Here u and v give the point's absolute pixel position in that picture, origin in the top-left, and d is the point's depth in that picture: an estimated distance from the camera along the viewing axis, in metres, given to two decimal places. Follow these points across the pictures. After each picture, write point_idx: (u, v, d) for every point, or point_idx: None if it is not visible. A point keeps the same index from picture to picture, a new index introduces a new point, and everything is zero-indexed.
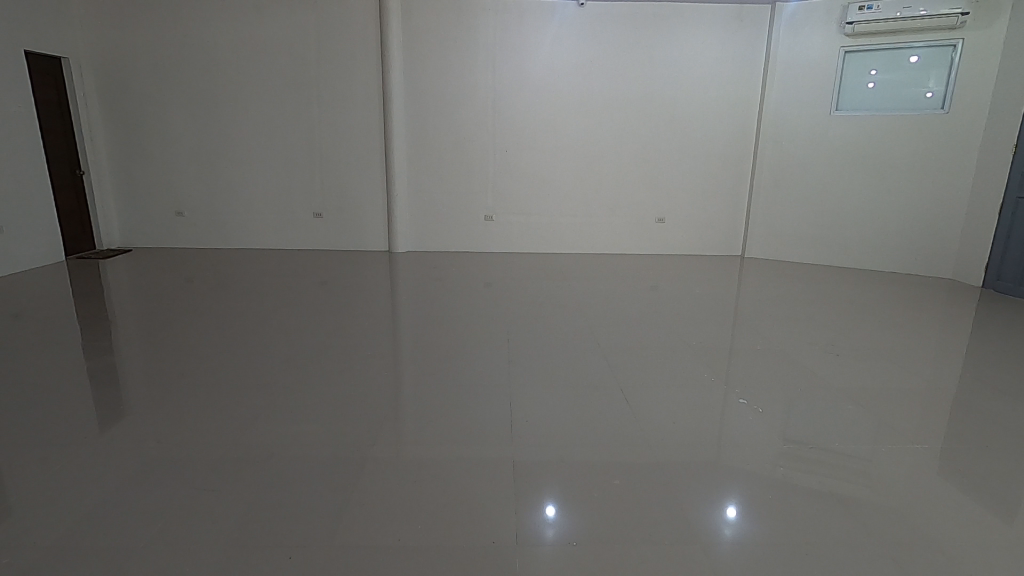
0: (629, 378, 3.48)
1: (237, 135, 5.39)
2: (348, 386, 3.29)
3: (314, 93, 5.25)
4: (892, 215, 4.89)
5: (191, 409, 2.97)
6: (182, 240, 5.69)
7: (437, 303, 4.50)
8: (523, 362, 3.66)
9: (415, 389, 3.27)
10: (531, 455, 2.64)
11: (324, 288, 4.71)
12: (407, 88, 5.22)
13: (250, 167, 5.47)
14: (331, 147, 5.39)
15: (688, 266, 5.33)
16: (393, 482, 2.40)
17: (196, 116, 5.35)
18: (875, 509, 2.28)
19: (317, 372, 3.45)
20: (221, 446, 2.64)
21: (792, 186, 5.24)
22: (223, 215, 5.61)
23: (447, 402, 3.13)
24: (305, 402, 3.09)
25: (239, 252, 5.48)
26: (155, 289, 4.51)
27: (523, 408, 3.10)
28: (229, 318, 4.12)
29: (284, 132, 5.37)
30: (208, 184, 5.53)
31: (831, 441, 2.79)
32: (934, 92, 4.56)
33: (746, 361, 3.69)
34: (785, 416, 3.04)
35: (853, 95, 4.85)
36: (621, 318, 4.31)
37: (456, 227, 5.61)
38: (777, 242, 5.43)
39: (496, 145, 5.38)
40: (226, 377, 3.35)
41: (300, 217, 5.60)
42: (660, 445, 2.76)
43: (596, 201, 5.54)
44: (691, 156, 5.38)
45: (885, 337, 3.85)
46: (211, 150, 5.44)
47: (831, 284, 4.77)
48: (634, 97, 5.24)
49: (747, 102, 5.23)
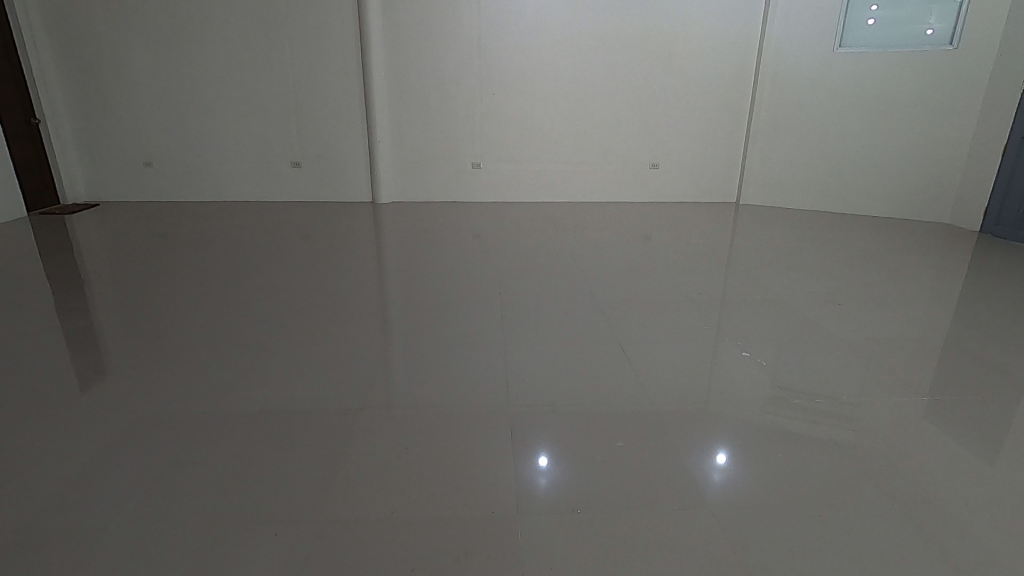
0: (624, 329, 3.42)
1: (204, 79, 5.05)
2: (337, 343, 3.20)
3: (284, 31, 4.89)
4: (891, 158, 4.78)
5: (170, 369, 2.87)
6: (152, 193, 5.43)
7: (424, 255, 4.36)
8: (518, 315, 3.58)
9: (406, 345, 3.19)
10: (525, 407, 2.61)
11: (307, 241, 4.55)
12: (384, 26, 4.88)
13: (221, 115, 5.17)
14: (307, 92, 5.09)
15: (681, 213, 5.23)
16: (384, 438, 2.35)
17: (158, 58, 4.99)
18: (865, 453, 2.30)
19: (303, 329, 3.34)
20: (203, 406, 2.56)
21: (791, 130, 5.07)
22: (195, 166, 5.34)
23: (440, 357, 3.06)
24: (292, 359, 3.00)
25: (215, 205, 5.25)
26: (126, 245, 4.32)
27: (517, 361, 3.04)
28: (207, 275, 3.97)
29: (255, 76, 5.04)
30: (177, 132, 5.22)
31: (825, 387, 2.79)
32: (936, 30, 4.36)
33: (740, 309, 3.64)
34: (779, 364, 3.02)
35: (856, 32, 4.62)
36: (615, 268, 4.22)
37: (443, 177, 5.41)
38: (773, 188, 5.32)
39: (483, 89, 5.11)
40: (205, 335, 3.24)
41: (278, 167, 5.34)
42: (654, 394, 2.74)
43: (588, 146, 5.35)
44: (686, 99, 5.18)
45: (881, 283, 3.82)
46: (175, 96, 5.11)
47: (825, 230, 4.70)
48: (629, 35, 4.97)
49: (746, 40, 4.99)
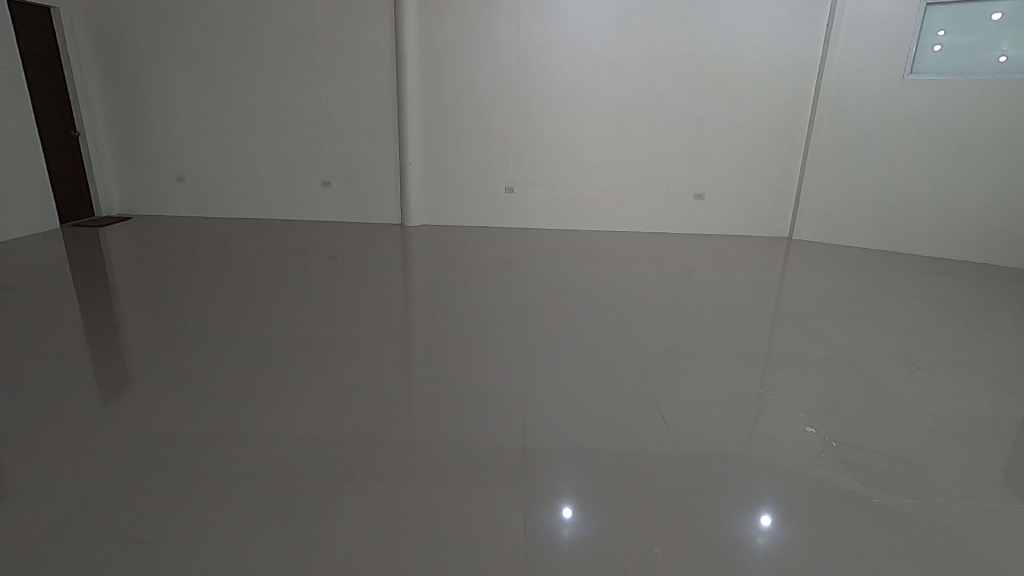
0: (659, 370, 3.16)
1: (241, 95, 5.08)
2: (352, 368, 3.04)
3: (322, 48, 4.88)
4: (961, 195, 4.38)
5: (174, 386, 2.76)
6: (184, 208, 5.47)
7: (452, 281, 4.20)
8: (546, 349, 3.36)
9: (425, 373, 3.01)
10: (545, 450, 2.37)
11: (334, 261, 4.46)
12: (421, 45, 4.82)
13: (257, 131, 5.18)
14: (342, 110, 5.06)
15: (726, 247, 4.93)
16: (389, 474, 2.16)
17: (197, 74, 5.05)
18: (938, 529, 1.98)
19: (321, 352, 3.21)
20: (204, 426, 2.42)
21: (851, 161, 4.74)
22: (228, 182, 5.36)
23: (458, 389, 2.85)
24: (302, 383, 2.85)
25: (245, 222, 5.25)
26: (154, 259, 4.31)
27: (540, 398, 2.81)
28: (228, 292, 3.91)
29: (291, 93, 5.04)
30: (211, 148, 5.26)
31: (887, 448, 2.47)
32: (1009, 57, 4.04)
33: (785, 355, 3.34)
34: (833, 419, 2.70)
35: (931, 56, 4.28)
36: (652, 303, 3.97)
37: (476, 201, 5.27)
38: (830, 224, 4.97)
39: (520, 110, 4.97)
40: (218, 353, 3.14)
41: (309, 186, 5.31)
42: (688, 444, 2.46)
43: (628, 173, 5.12)
44: (734, 125, 4.91)
45: (953, 333, 3.44)
46: (211, 112, 5.16)
47: (884, 272, 4.33)
48: (676, 57, 4.76)
49: (803, 63, 4.70)
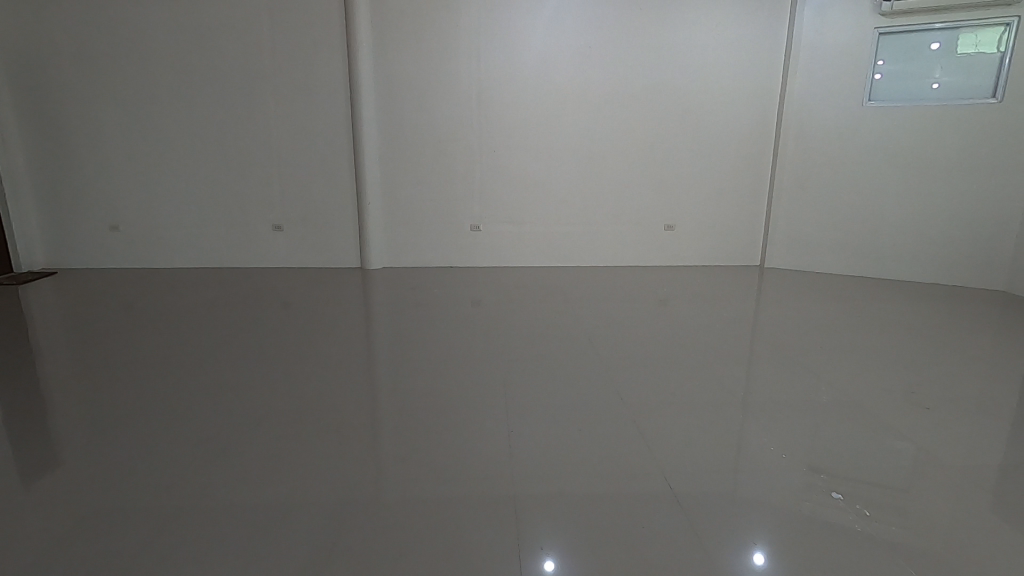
0: (646, 410, 2.99)
1: (183, 137, 4.79)
2: (314, 431, 2.74)
3: (269, 86, 4.67)
4: (918, 216, 4.50)
5: (103, 470, 2.40)
6: (119, 259, 5.06)
7: (419, 326, 3.96)
8: (527, 394, 3.14)
9: (398, 431, 2.74)
10: (534, 516, 2.16)
11: (290, 310, 4.16)
12: (376, 81, 4.66)
13: (202, 175, 4.87)
14: (292, 150, 4.82)
15: (698, 277, 4.88)
16: (361, 562, 1.90)
17: (135, 117, 4.75)
18: (948, 568, 1.88)
19: (278, 411, 2.92)
20: (143, 520, 2.12)
21: (814, 188, 4.81)
22: (171, 230, 5.00)
23: (435, 448, 2.60)
24: (256, 455, 2.54)
25: (190, 272, 4.89)
26: (85, 318, 3.91)
27: (524, 452, 2.58)
28: (168, 347, 3.57)
29: (237, 134, 4.78)
30: (149, 193, 4.92)
31: (889, 480, 2.36)
32: (940, 84, 4.26)
33: (766, 383, 3.26)
34: (830, 452, 2.58)
35: (888, 85, 4.42)
36: (630, 339, 3.82)
37: (440, 240, 5.08)
38: (800, 251, 5.00)
39: (483, 146, 4.86)
40: (156, 424, 2.78)
41: (259, 231, 5.00)
42: (685, 494, 2.29)
43: (598, 207, 5.05)
44: (699, 155, 4.92)
45: (931, 357, 3.43)
46: (147, 156, 4.83)
47: (854, 297, 4.36)
48: (638, 88, 4.76)
49: (761, 93, 4.78)
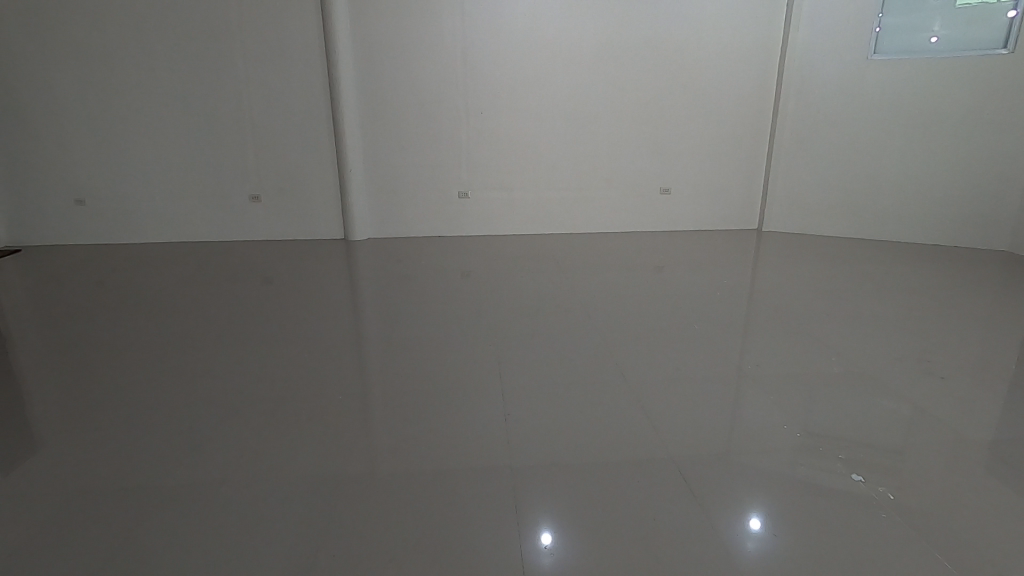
0: (641, 378, 2.91)
1: (149, 103, 4.51)
2: (299, 409, 2.63)
3: (236, 46, 4.38)
4: (916, 174, 4.42)
5: (75, 461, 2.28)
6: (85, 234, 4.80)
7: (407, 297, 3.84)
8: (519, 365, 3.05)
9: (387, 407, 2.64)
10: (532, 489, 2.09)
11: (272, 284, 4.01)
12: (353, 40, 4.39)
13: (172, 143, 4.61)
14: (266, 115, 4.57)
15: (693, 243, 4.77)
16: (357, 543, 1.84)
17: (93, 81, 4.43)
18: (952, 531, 1.85)
19: (259, 389, 2.81)
20: (122, 510, 2.02)
21: (813, 146, 4.68)
22: (142, 203, 4.76)
23: (425, 423, 2.51)
24: (239, 437, 2.43)
25: (163, 247, 4.68)
26: (53, 298, 3.70)
27: (518, 425, 2.50)
28: (139, 327, 3.41)
29: (205, 98, 4.51)
30: (113, 164, 4.64)
31: (892, 442, 2.33)
32: (939, 38, 4.11)
33: (763, 349, 3.19)
34: (831, 416, 2.53)
35: (895, 37, 4.24)
36: (623, 306, 3.73)
37: (428, 209, 4.91)
38: (798, 213, 4.90)
39: (469, 108, 4.64)
40: (130, 408, 2.64)
41: (234, 202, 4.79)
42: (686, 463, 2.22)
43: (591, 170, 4.89)
44: (694, 114, 4.75)
45: (926, 317, 3.41)
46: (108, 124, 4.54)
47: (851, 259, 4.29)
48: (631, 43, 4.54)
49: (760, 47, 4.58)
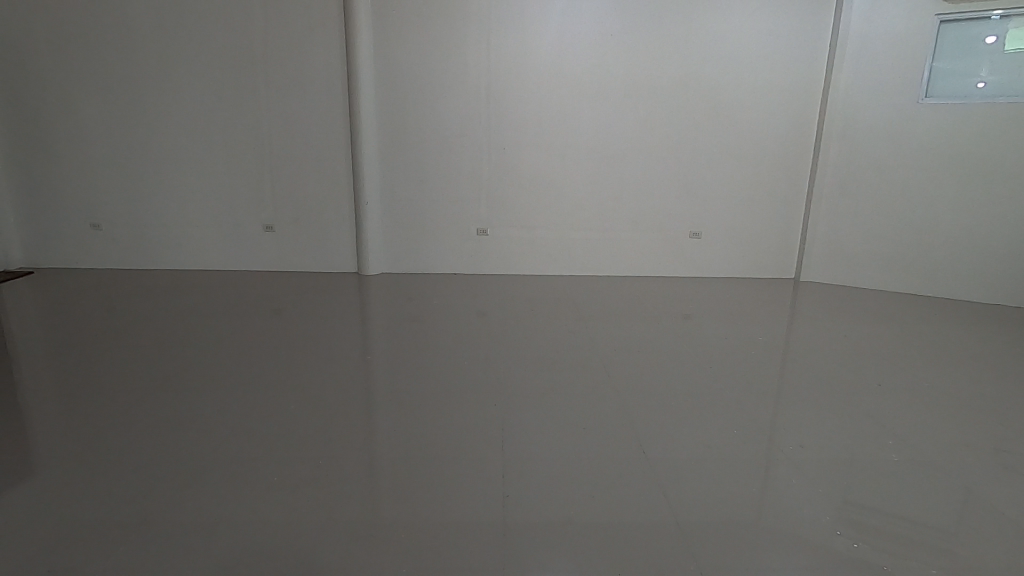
0: (661, 438, 2.67)
1: (170, 130, 4.54)
2: (289, 452, 2.46)
3: (260, 77, 4.41)
4: (964, 226, 4.15)
5: (42, 494, 2.12)
6: (100, 258, 4.82)
7: (418, 336, 3.68)
8: (529, 414, 2.85)
9: (384, 456, 2.45)
10: (530, 567, 1.87)
11: (281, 316, 3.90)
12: (376, 73, 4.38)
13: (193, 169, 4.63)
14: (285, 145, 4.56)
15: (721, 290, 4.54)
16: None
17: (120, 107, 4.50)
18: None
19: (249, 424, 2.66)
20: (77, 556, 1.84)
21: (857, 193, 4.44)
22: (159, 228, 4.76)
23: (421, 479, 2.30)
24: (219, 480, 2.25)
25: (176, 274, 4.65)
26: (60, 321, 3.67)
27: (522, 487, 2.28)
28: (138, 353, 3.32)
29: (226, 127, 4.53)
30: (133, 190, 4.68)
31: (943, 538, 2.05)
32: (987, 83, 3.92)
33: (795, 412, 2.92)
34: (872, 500, 2.25)
35: (946, 81, 4.02)
36: (645, 357, 3.50)
37: (446, 245, 4.79)
38: (838, 262, 4.64)
39: (491, 144, 4.55)
40: (111, 438, 2.50)
41: (249, 231, 4.75)
42: (703, 549, 1.98)
43: (617, 211, 4.72)
44: (725, 156, 4.58)
45: (981, 385, 3.10)
46: (131, 150, 4.59)
47: (892, 316, 4.01)
48: (663, 81, 4.42)
49: (799, 89, 4.41)
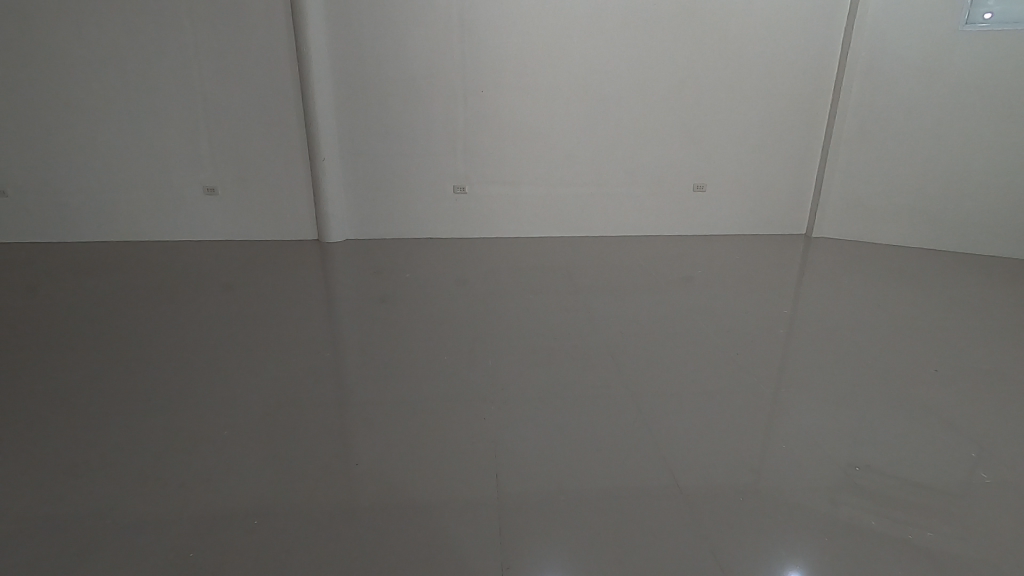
0: (667, 419, 2.39)
1: (76, 79, 3.91)
2: (237, 467, 2.13)
3: (179, 13, 3.78)
4: (982, 169, 3.91)
5: None
6: (11, 230, 4.24)
7: (392, 307, 3.31)
8: (522, 396, 2.54)
9: (349, 461, 2.14)
10: None
11: (232, 291, 3.47)
12: (325, 5, 3.79)
13: (118, 124, 4.04)
14: (219, 94, 3.99)
15: (724, 249, 4.22)
16: None
17: (21, 51, 3.82)
18: None
19: (191, 432, 2.31)
20: None
21: (874, 136, 4.12)
22: (79, 195, 4.19)
23: (395, 487, 2.02)
24: (152, 512, 1.92)
25: (108, 248, 4.15)
26: None
27: (512, 491, 2.01)
28: (60, 342, 2.88)
29: (144, 75, 3.92)
30: (41, 151, 4.07)
31: (984, 521, 1.86)
32: (993, 15, 3.62)
33: (807, 381, 2.66)
34: (901, 480, 2.05)
35: (972, 7, 3.63)
36: (643, 323, 3.19)
37: (421, 204, 4.35)
38: (849, 213, 4.36)
39: (467, 86, 4.05)
40: (22, 462, 2.13)
41: (187, 195, 4.23)
42: (730, 556, 1.74)
43: (611, 161, 4.31)
44: (731, 95, 4.15)
45: (1003, 345, 2.90)
46: (31, 104, 3.95)
47: (899, 273, 3.76)
48: (664, 8, 3.93)
49: (829, 11, 3.95)
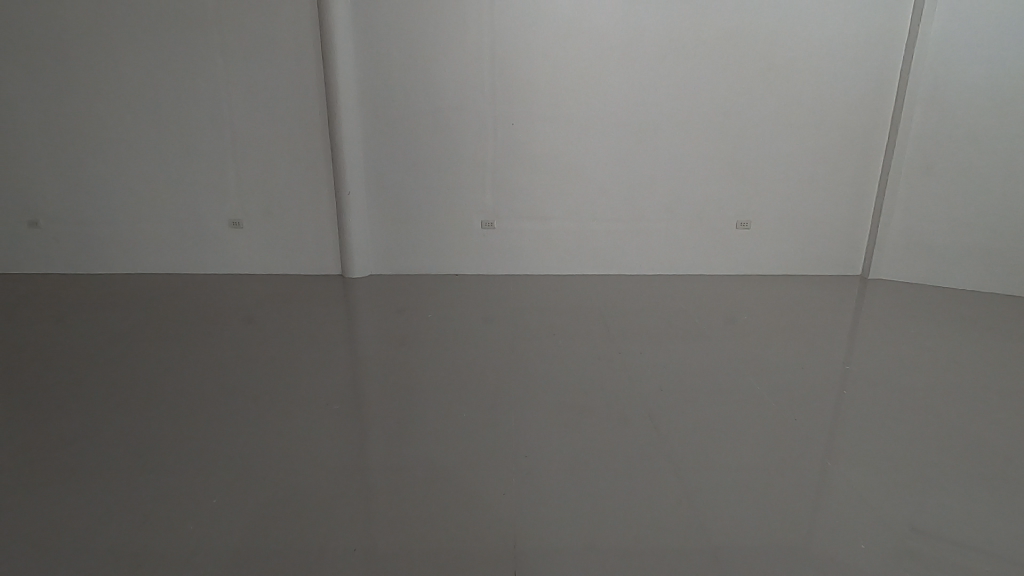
0: (707, 482, 2.17)
1: (112, 114, 4.01)
2: (233, 513, 1.99)
3: (211, 50, 3.85)
4: None
5: None
6: (43, 260, 4.33)
7: (412, 344, 3.19)
8: (547, 448, 2.35)
9: (351, 515, 1.98)
10: None
11: (255, 325, 3.42)
12: (356, 39, 3.80)
13: (149, 157, 4.11)
14: (247, 128, 4.02)
15: (769, 291, 3.98)
16: None
17: (68, 87, 3.95)
18: None
19: (195, 471, 2.19)
20: None
21: (932, 174, 3.89)
22: (108, 227, 4.26)
23: (401, 548, 1.85)
24: (137, 561, 1.79)
25: (136, 280, 4.18)
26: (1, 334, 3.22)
27: (530, 562, 1.80)
28: (80, 372, 2.85)
29: (176, 110, 3.99)
30: (75, 183, 4.17)
31: None
32: None
33: (863, 443, 2.40)
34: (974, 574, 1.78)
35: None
36: (681, 369, 2.96)
37: (449, 237, 4.26)
38: (907, 253, 4.09)
39: (498, 119, 3.98)
40: (13, 497, 2.03)
41: (213, 228, 4.25)
42: None
43: (648, 196, 4.15)
44: (777, 128, 3.97)
45: None
46: (68, 138, 4.07)
47: (961, 321, 3.45)
48: (704, 36, 3.80)
49: (887, 41, 3.77)
